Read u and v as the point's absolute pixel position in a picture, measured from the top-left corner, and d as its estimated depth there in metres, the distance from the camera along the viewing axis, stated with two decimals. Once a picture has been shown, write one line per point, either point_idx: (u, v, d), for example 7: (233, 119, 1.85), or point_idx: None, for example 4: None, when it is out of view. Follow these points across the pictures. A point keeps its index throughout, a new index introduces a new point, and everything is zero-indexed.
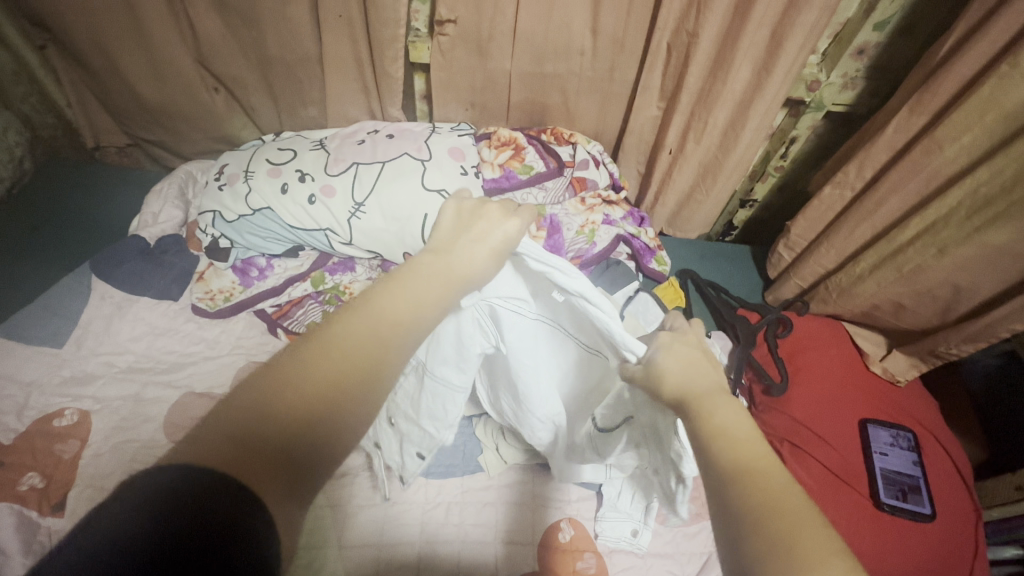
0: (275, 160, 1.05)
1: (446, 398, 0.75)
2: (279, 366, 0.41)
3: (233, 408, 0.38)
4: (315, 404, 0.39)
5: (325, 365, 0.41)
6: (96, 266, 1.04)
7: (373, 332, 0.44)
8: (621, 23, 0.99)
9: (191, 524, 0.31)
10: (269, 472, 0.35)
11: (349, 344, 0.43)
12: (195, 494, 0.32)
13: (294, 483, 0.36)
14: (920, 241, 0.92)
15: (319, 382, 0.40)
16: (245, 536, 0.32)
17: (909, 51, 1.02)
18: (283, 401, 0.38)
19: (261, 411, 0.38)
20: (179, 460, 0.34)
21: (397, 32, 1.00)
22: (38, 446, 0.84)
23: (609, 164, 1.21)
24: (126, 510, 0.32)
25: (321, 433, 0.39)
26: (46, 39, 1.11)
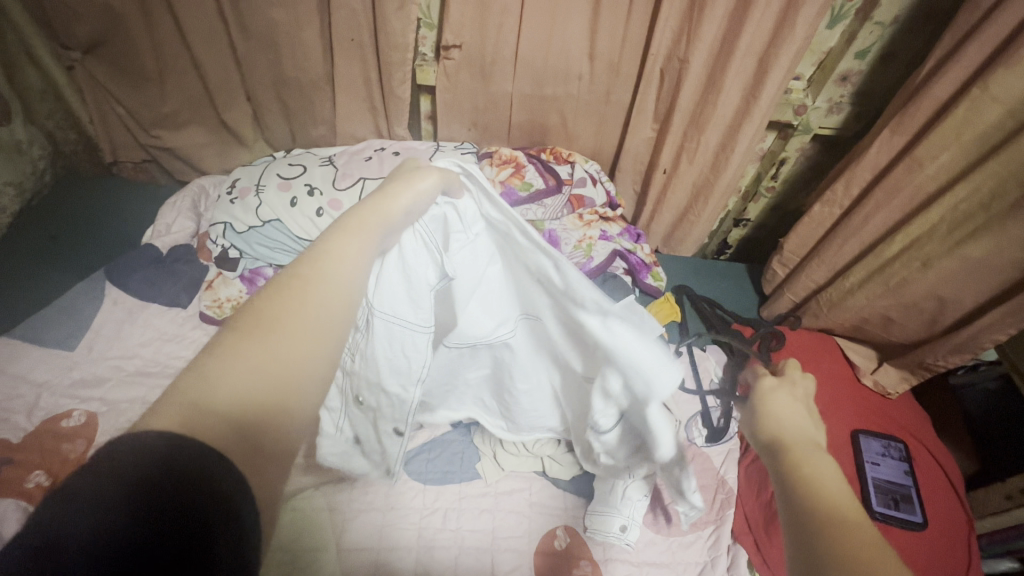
0: (286, 175, 1.10)
1: (400, 347, 0.68)
2: (215, 358, 0.37)
3: (178, 395, 0.35)
4: (268, 392, 0.37)
5: (261, 342, 0.39)
6: (111, 273, 1.08)
7: (308, 309, 0.42)
8: (616, 49, 1.06)
9: (176, 495, 0.30)
10: (239, 450, 0.34)
11: (275, 313, 0.41)
12: (183, 465, 0.31)
13: (257, 460, 0.35)
14: (905, 256, 0.95)
15: (262, 371, 0.38)
16: (226, 510, 0.31)
17: (890, 78, 1.07)
18: (219, 378, 0.36)
19: (213, 407, 0.35)
20: (150, 428, 0.33)
21: (405, 56, 1.06)
22: (46, 446, 0.86)
23: (606, 182, 1.25)
24: (109, 471, 0.30)
25: (275, 412, 0.37)
26: (74, 59, 1.18)
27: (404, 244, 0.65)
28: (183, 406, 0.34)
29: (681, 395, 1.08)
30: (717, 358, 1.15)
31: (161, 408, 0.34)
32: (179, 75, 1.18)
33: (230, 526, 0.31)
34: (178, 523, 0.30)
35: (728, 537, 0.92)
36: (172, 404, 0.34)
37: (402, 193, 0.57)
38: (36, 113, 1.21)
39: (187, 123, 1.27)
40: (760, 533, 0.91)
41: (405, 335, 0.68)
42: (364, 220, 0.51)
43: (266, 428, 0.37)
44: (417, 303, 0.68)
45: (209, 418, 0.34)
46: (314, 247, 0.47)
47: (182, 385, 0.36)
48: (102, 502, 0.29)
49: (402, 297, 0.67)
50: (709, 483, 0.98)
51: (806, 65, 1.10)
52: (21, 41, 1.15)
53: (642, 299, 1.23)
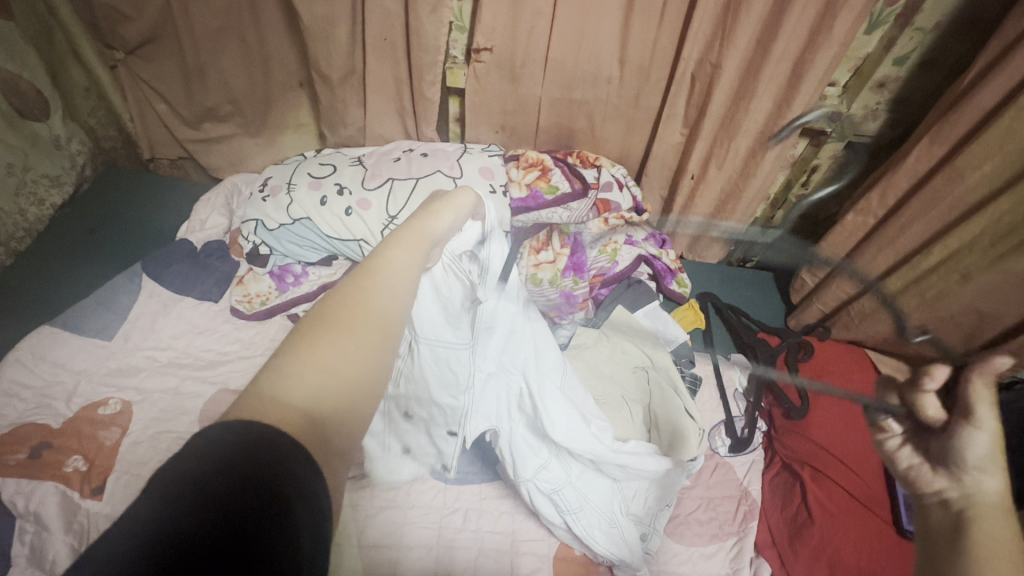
0: (317, 174, 1.11)
1: (436, 367, 0.76)
2: (297, 357, 0.40)
3: (262, 393, 0.38)
4: (345, 392, 0.40)
5: (335, 345, 0.41)
6: (147, 266, 1.11)
7: (376, 319, 0.45)
8: (647, 53, 1.05)
9: (253, 480, 0.33)
10: (316, 442, 0.37)
11: (344, 320, 0.43)
12: (259, 451, 0.34)
13: (330, 449, 0.38)
14: (943, 268, 0.93)
15: (344, 375, 0.41)
16: (302, 492, 0.34)
17: (931, 85, 1.05)
18: (299, 376, 0.39)
19: (306, 405, 0.38)
20: (231, 421, 0.35)
21: (436, 58, 1.07)
22: (84, 432, 0.89)
23: (632, 187, 1.23)
24: (199, 459, 0.33)
25: (347, 404, 0.40)
26: (118, 59, 1.23)
27: (436, 272, 0.71)
28: (261, 401, 0.37)
29: (705, 403, 1.07)
30: (742, 367, 1.13)
31: (241, 407, 0.37)
32: (216, 75, 1.21)
33: (301, 507, 0.34)
34: (258, 506, 0.33)
35: (750, 549, 0.90)
36: (255, 401, 0.37)
37: (442, 216, 0.60)
38: (78, 110, 1.26)
39: (225, 120, 1.30)
40: (783, 545, 0.89)
41: (446, 353, 0.75)
42: (410, 237, 0.55)
43: (339, 419, 0.39)
44: (452, 326, 0.75)
45: (284, 409, 0.37)
46: (374, 258, 0.50)
47: (269, 384, 0.38)
48: (193, 485, 0.32)
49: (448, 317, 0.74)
50: (732, 493, 0.96)
51: (843, 71, 1.08)
52: (69, 41, 1.20)
53: (665, 305, 1.24)
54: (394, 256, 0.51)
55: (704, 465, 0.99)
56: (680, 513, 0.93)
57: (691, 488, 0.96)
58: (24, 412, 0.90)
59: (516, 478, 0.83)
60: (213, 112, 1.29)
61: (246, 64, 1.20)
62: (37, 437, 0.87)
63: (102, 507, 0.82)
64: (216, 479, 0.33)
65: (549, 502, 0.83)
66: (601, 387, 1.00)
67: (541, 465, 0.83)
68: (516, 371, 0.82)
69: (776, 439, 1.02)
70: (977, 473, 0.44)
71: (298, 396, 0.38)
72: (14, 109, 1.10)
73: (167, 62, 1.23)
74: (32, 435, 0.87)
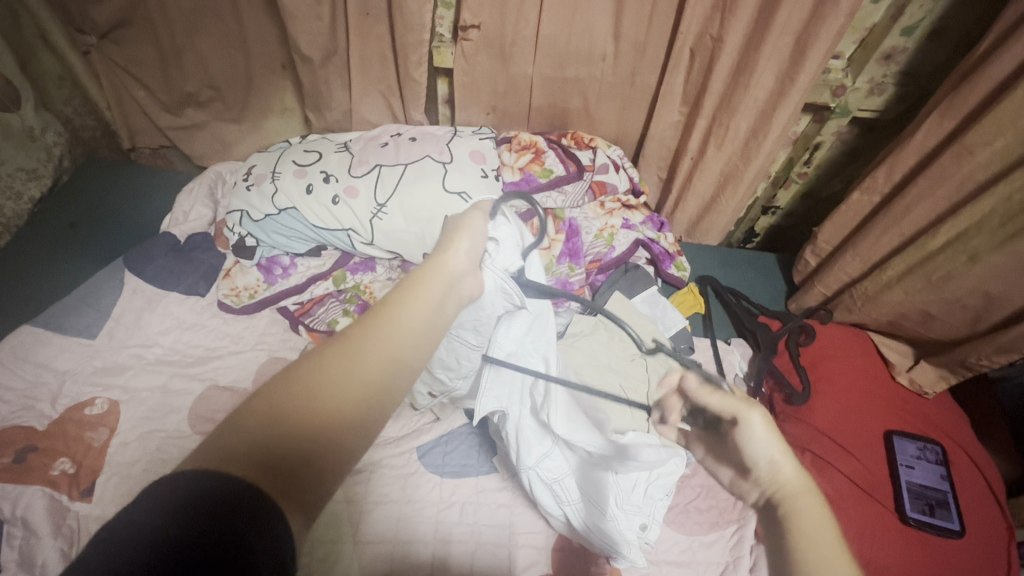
0: (301, 161, 1.07)
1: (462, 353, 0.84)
2: (298, 377, 0.41)
3: (257, 411, 0.39)
4: (330, 421, 0.40)
5: (326, 364, 0.42)
6: (129, 261, 1.08)
7: (386, 351, 0.45)
8: (643, 27, 1.00)
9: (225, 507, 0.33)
10: (291, 467, 0.37)
11: (338, 354, 0.43)
12: (209, 482, 0.34)
13: (292, 475, 0.36)
14: (951, 249, 0.88)
15: (334, 400, 0.40)
16: (256, 512, 0.33)
17: (940, 55, 1.00)
18: (273, 396, 0.40)
19: (288, 429, 0.38)
20: (209, 453, 0.36)
21: (422, 36, 1.02)
22: (70, 433, 0.87)
23: (629, 168, 1.20)
24: (166, 486, 0.34)
25: (317, 426, 0.39)
26: (89, 44, 1.19)
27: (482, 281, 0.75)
28: (234, 426, 0.38)
29: None
30: (742, 351, 1.10)
31: (231, 428, 0.38)
32: (194, 58, 1.16)
33: (266, 531, 0.33)
34: (219, 526, 0.32)
35: (750, 537, 0.88)
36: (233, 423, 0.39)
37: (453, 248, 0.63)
38: (52, 98, 1.21)
39: (208, 107, 1.26)
40: None
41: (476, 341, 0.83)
42: (431, 276, 0.57)
43: (314, 443, 0.38)
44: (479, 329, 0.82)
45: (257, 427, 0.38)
46: (396, 293, 0.52)
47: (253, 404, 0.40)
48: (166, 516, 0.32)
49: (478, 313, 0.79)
50: None
51: (848, 42, 1.03)
52: (36, 26, 1.14)
53: (664, 289, 1.20)
54: (416, 292, 0.53)
55: None
56: (680, 501, 0.92)
57: (691, 476, 0.95)
58: (8, 415, 0.88)
59: (518, 464, 0.83)
60: (194, 98, 1.24)
61: (226, 46, 1.15)
62: (22, 440, 0.85)
63: (91, 509, 0.81)
64: (178, 495, 0.33)
65: (550, 493, 0.83)
66: (599, 376, 0.94)
67: (546, 454, 0.83)
68: (537, 357, 0.82)
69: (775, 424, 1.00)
70: (761, 465, 0.53)
71: (260, 418, 0.38)
72: None
73: (141, 46, 1.18)
74: (17, 438, 0.85)
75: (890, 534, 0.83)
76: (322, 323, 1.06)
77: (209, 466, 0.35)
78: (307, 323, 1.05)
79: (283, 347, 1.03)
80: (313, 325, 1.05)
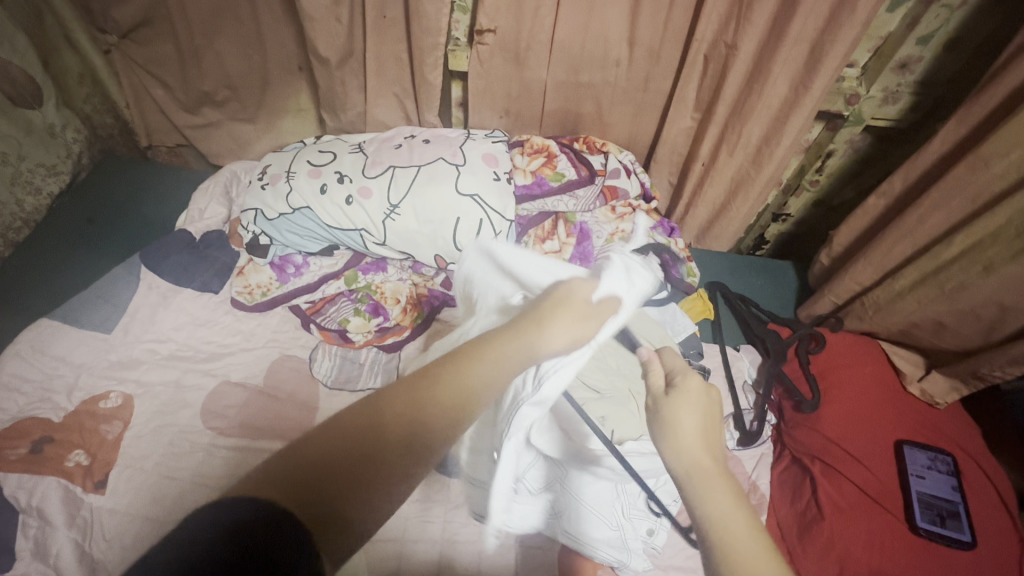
0: (316, 161, 1.08)
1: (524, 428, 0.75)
2: (356, 414, 0.47)
3: (307, 446, 0.44)
4: (360, 460, 0.44)
5: (391, 404, 0.48)
6: (145, 257, 1.09)
7: (448, 399, 0.50)
8: (658, 33, 1.01)
9: (284, 542, 0.37)
10: (316, 498, 0.40)
11: (418, 401, 0.49)
12: (261, 521, 0.37)
13: (339, 523, 0.41)
14: (965, 259, 0.88)
15: (366, 443, 0.45)
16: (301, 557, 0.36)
17: (956, 65, 1.00)
18: (340, 428, 0.45)
19: (325, 461, 0.43)
20: (256, 494, 0.39)
21: (438, 40, 1.03)
22: (85, 426, 0.88)
23: (640, 173, 1.21)
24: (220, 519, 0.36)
25: (370, 473, 0.44)
26: (111, 43, 1.21)
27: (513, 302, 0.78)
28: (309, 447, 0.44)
29: None
30: (751, 358, 1.10)
31: (304, 445, 0.44)
32: (212, 57, 1.18)
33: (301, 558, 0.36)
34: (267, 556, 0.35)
35: None
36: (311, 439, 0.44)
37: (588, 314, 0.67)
38: (73, 96, 1.23)
39: (223, 106, 1.28)
40: (793, 542, 0.87)
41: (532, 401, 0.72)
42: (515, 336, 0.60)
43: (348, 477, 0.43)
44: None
45: (331, 454, 0.43)
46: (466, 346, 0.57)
47: (329, 428, 0.46)
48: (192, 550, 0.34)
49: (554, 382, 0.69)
50: None
51: (862, 51, 1.02)
52: (59, 24, 1.16)
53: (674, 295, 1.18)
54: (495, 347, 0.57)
55: None
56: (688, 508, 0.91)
57: None
58: (25, 406, 0.89)
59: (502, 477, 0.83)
60: (211, 96, 1.26)
61: (244, 46, 1.17)
62: (38, 431, 0.87)
63: (104, 502, 0.82)
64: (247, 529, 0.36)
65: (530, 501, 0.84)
66: (607, 380, 0.90)
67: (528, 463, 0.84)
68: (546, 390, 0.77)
69: (785, 433, 1.00)
70: (676, 437, 0.54)
71: (321, 446, 0.44)
72: (6, 97, 1.07)
73: (160, 43, 1.19)
74: (32, 430, 0.87)
75: (900, 544, 0.82)
76: (333, 322, 1.07)
77: (249, 497, 0.39)
78: (317, 322, 1.06)
79: (294, 345, 1.04)
80: (324, 323, 1.05)
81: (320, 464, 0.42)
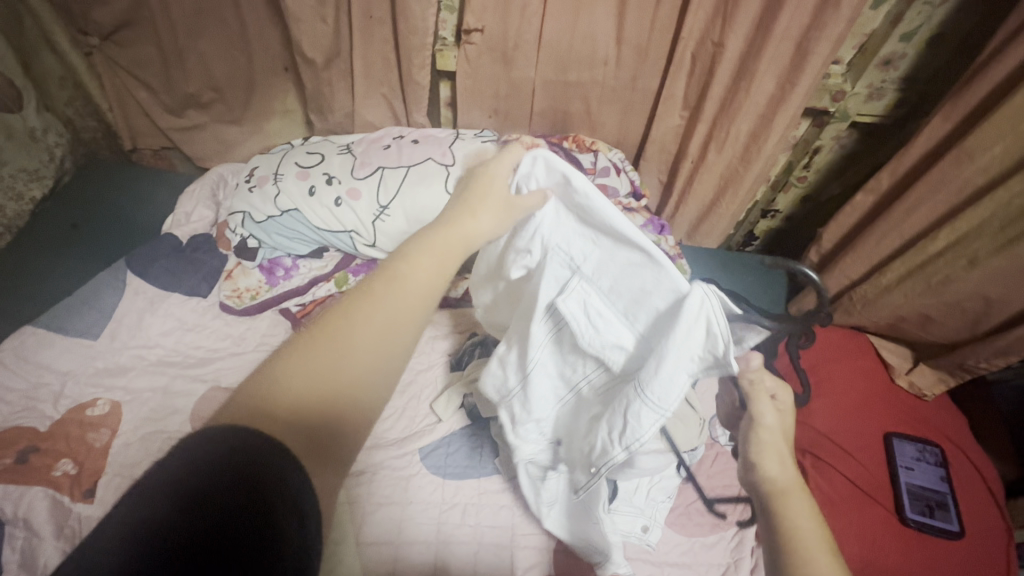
0: (304, 163, 1.07)
1: (607, 430, 0.61)
2: (288, 356, 0.41)
3: (250, 393, 0.38)
4: (323, 397, 0.39)
5: (336, 336, 0.42)
6: (131, 262, 1.08)
7: (387, 314, 0.44)
8: (645, 31, 1.01)
9: (241, 484, 0.32)
10: (296, 437, 0.37)
11: (358, 324, 0.43)
12: (234, 459, 0.33)
13: (321, 448, 0.37)
14: (950, 253, 0.89)
15: (320, 376, 0.40)
16: (291, 491, 0.33)
17: (939, 61, 1.01)
18: (285, 373, 0.39)
19: (282, 402, 0.38)
20: (210, 431, 0.35)
21: (425, 40, 1.02)
22: (72, 434, 0.87)
23: (630, 171, 1.21)
24: (177, 468, 0.32)
25: (342, 405, 0.40)
26: (92, 45, 1.19)
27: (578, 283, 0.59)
28: (254, 391, 0.38)
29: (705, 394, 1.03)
30: None
31: (246, 395, 0.38)
32: (196, 58, 1.16)
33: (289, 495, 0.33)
34: (249, 502, 0.32)
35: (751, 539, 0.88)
36: (247, 389, 0.39)
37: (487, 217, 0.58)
38: (54, 99, 1.22)
39: (207, 108, 1.26)
40: None
41: (624, 407, 0.57)
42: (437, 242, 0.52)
43: (321, 415, 0.39)
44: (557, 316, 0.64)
45: (273, 400, 0.38)
46: (391, 262, 0.49)
47: (260, 377, 0.40)
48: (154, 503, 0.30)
49: (651, 395, 0.52)
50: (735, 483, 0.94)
51: (847, 48, 1.04)
52: (38, 25, 1.14)
53: None
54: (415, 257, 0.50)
55: (705, 455, 0.96)
56: (681, 503, 0.92)
57: (693, 477, 0.94)
58: (10, 415, 0.88)
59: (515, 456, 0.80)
60: (196, 99, 1.24)
61: (228, 47, 1.15)
62: (24, 440, 0.85)
63: (92, 510, 0.81)
64: (213, 476, 0.32)
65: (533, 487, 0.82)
66: None
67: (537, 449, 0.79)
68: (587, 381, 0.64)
69: None
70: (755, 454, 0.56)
71: (281, 390, 0.38)
72: None
73: (141, 45, 1.18)
74: (19, 439, 0.86)
75: (889, 535, 0.83)
76: None
77: (207, 442, 0.34)
78: (308, 323, 1.06)
79: None
80: None
81: (278, 402, 0.38)
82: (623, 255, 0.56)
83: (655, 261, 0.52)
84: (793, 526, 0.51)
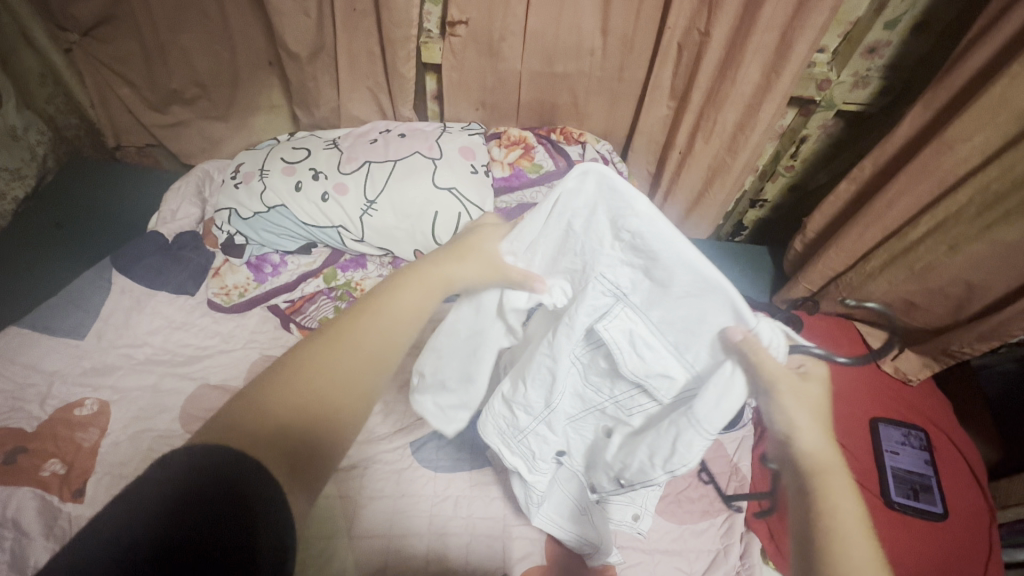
0: (290, 158, 1.06)
1: (647, 452, 0.60)
2: (273, 376, 0.39)
3: (234, 409, 0.37)
4: (307, 418, 0.38)
5: (324, 361, 0.40)
6: (117, 261, 1.07)
7: (380, 337, 0.43)
8: (631, 21, 1.01)
9: (215, 499, 0.32)
10: (276, 452, 0.35)
11: (351, 345, 0.42)
12: (213, 467, 0.33)
13: (300, 467, 0.36)
14: (932, 240, 0.90)
15: (309, 398, 0.38)
16: (264, 496, 0.33)
17: (922, 48, 1.01)
18: (273, 395, 0.38)
19: (265, 422, 0.36)
20: (198, 441, 0.35)
21: (410, 33, 1.01)
22: (60, 434, 0.87)
23: (618, 162, 1.21)
24: (155, 478, 0.33)
25: (323, 426, 0.38)
26: (72, 41, 1.18)
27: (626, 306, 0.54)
28: (236, 408, 0.37)
29: None
30: None
31: (226, 412, 0.37)
32: (178, 53, 1.15)
33: (270, 498, 0.33)
34: (226, 509, 0.32)
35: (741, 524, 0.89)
36: (232, 406, 0.38)
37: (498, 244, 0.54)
38: (33, 96, 1.20)
39: (191, 104, 1.25)
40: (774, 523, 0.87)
41: (671, 433, 0.56)
42: (444, 258, 0.51)
43: (299, 435, 0.37)
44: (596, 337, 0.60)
45: (254, 425, 0.36)
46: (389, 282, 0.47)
47: (243, 395, 0.38)
48: (134, 508, 0.31)
49: (704, 423, 0.52)
50: (723, 471, 0.95)
51: (832, 37, 1.04)
52: (16, 21, 1.12)
53: None
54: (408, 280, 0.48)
55: None
56: (671, 492, 0.93)
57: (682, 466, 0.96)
58: None
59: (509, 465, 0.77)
60: (180, 95, 1.23)
61: (211, 42, 1.14)
62: (12, 441, 0.85)
63: (83, 510, 0.81)
64: (193, 484, 0.32)
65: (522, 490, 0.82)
66: None
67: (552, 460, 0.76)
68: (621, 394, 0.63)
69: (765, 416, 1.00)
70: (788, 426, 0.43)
71: (271, 411, 0.37)
72: None
73: (123, 41, 1.16)
74: (7, 441, 0.85)
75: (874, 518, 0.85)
76: (313, 320, 1.06)
77: (190, 450, 0.34)
78: (297, 320, 1.05)
79: (274, 345, 1.03)
80: (303, 322, 1.04)
81: (260, 421, 0.36)
82: (677, 286, 0.50)
83: (718, 288, 0.47)
84: (832, 514, 0.39)
